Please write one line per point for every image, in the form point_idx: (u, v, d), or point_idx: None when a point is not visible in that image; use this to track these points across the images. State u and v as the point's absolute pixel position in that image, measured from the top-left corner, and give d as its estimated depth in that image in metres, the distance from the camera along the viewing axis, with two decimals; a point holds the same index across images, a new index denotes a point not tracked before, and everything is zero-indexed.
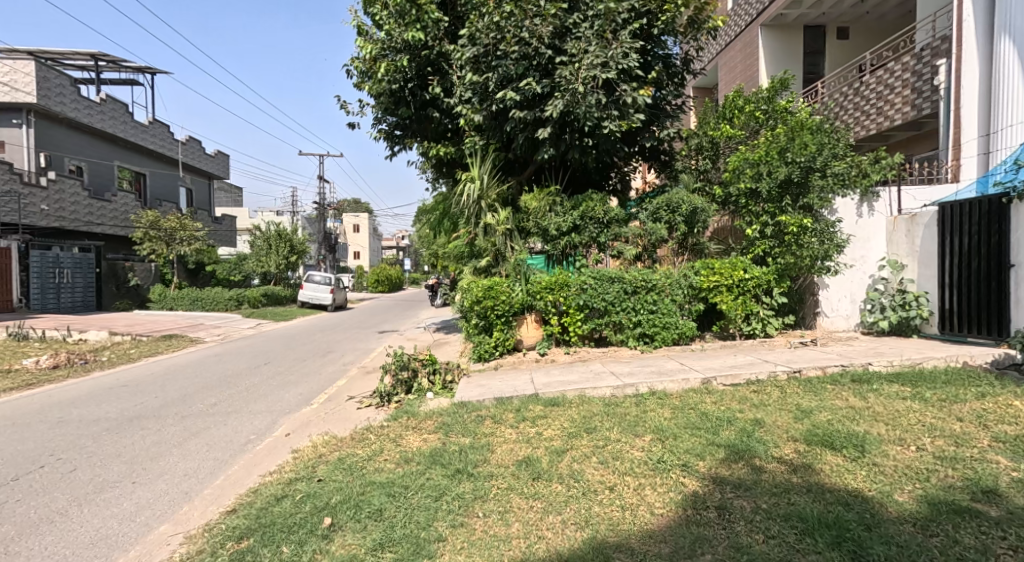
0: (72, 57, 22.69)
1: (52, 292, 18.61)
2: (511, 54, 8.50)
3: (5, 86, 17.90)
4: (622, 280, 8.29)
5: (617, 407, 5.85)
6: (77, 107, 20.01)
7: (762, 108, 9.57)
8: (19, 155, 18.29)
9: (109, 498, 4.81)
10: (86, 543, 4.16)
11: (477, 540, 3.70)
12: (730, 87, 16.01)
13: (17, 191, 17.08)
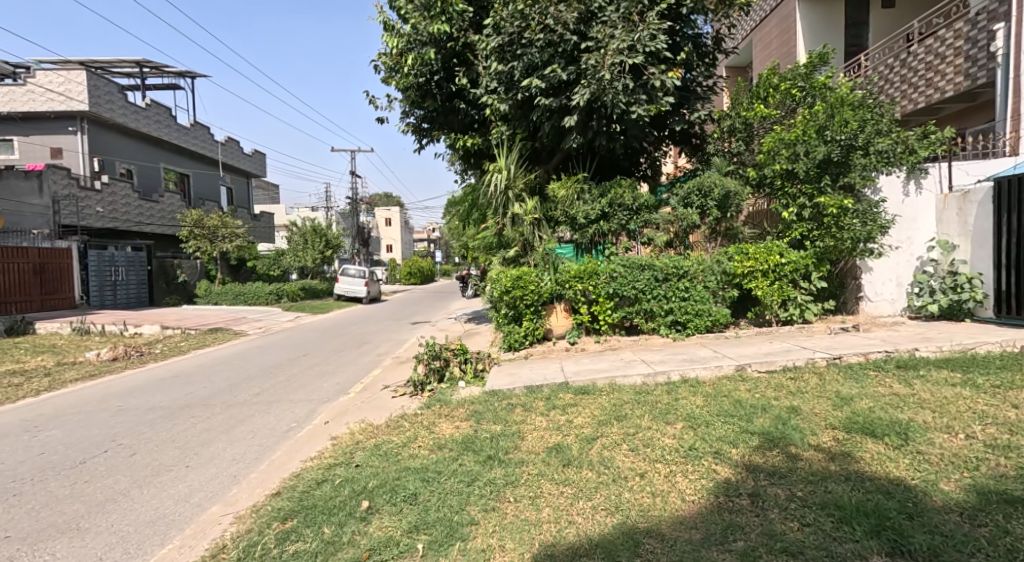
0: (118, 65, 23.42)
1: (109, 288, 19.22)
2: (537, 42, 8.42)
3: (61, 96, 18.62)
4: (653, 268, 8.17)
5: (648, 395, 5.78)
6: (125, 112, 20.66)
7: (799, 85, 9.14)
8: (74, 161, 19.08)
9: (167, 480, 4.99)
10: (146, 521, 4.31)
11: (509, 524, 3.70)
12: (764, 65, 15.52)
13: (74, 194, 17.82)
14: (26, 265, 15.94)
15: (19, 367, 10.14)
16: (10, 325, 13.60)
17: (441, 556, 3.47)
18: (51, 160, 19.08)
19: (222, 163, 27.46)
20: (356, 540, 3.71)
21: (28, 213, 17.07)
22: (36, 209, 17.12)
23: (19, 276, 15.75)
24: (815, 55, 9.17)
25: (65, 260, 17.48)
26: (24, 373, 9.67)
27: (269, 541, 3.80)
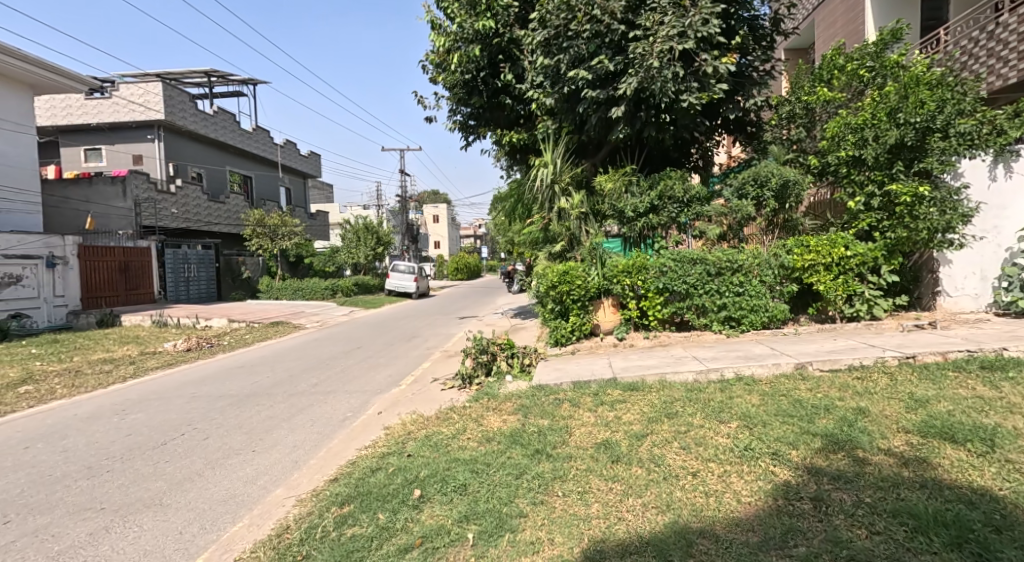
0: (188, 76, 24.69)
1: (183, 284, 20.25)
2: (583, 33, 8.28)
3: (141, 107, 19.75)
4: (704, 261, 7.90)
5: (700, 393, 5.58)
6: (196, 120, 21.69)
7: (869, 64, 8.63)
8: (153, 167, 20.17)
9: (235, 463, 5.18)
10: (218, 499, 4.47)
11: (557, 518, 3.63)
12: (828, 45, 14.73)
13: (154, 198, 18.82)
14: (112, 263, 16.70)
15: (107, 356, 10.80)
16: (100, 316, 14.40)
17: (491, 546, 3.43)
18: (133, 167, 20.28)
19: (280, 164, 28.41)
20: (409, 527, 3.72)
21: (115, 214, 18.06)
22: (122, 212, 18.11)
23: (107, 272, 16.49)
24: (886, 32, 8.60)
25: (146, 257, 18.26)
26: (111, 361, 10.29)
27: (328, 524, 3.86)
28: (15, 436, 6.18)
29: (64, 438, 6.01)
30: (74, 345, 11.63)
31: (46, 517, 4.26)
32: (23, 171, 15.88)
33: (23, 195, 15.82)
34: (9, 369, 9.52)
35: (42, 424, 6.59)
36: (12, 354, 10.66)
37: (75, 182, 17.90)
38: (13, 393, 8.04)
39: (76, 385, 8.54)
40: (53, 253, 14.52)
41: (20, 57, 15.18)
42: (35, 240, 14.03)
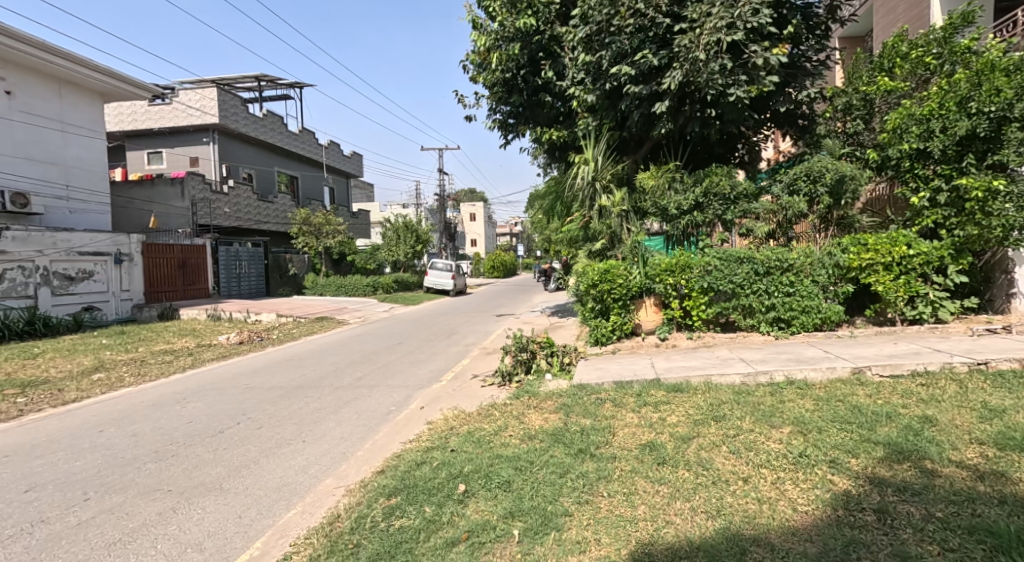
0: (239, 81, 25.56)
1: (234, 280, 20.95)
2: (626, 28, 8.15)
3: (197, 111, 20.59)
4: (752, 260, 7.66)
5: (749, 396, 5.43)
6: (247, 122, 22.42)
7: (936, 51, 8.05)
8: (208, 168, 20.95)
9: (288, 452, 5.31)
10: (272, 487, 4.58)
11: (603, 518, 3.58)
12: (888, 32, 14.03)
13: (209, 198, 19.54)
14: (172, 260, 17.40)
15: (167, 347, 11.28)
16: (160, 310, 15.15)
17: (537, 544, 3.40)
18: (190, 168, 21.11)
19: (325, 165, 29.08)
20: (455, 521, 3.73)
21: (174, 214, 18.87)
22: (181, 212, 18.91)
23: (167, 269, 17.19)
24: (956, 16, 8.05)
25: (204, 255, 18.97)
26: (172, 352, 10.74)
27: (376, 515, 3.91)
28: (89, 420, 6.52)
29: (133, 423, 6.30)
30: (138, 336, 12.20)
31: (121, 496, 4.45)
32: (95, 174, 16.73)
33: (94, 196, 16.68)
34: (82, 357, 10.06)
35: (112, 410, 6.93)
36: (84, 343, 11.27)
37: (139, 183, 18.83)
38: (87, 380, 8.49)
39: (139, 374, 8.94)
40: (121, 251, 15.21)
41: (91, 66, 16.00)
42: (104, 238, 14.76)
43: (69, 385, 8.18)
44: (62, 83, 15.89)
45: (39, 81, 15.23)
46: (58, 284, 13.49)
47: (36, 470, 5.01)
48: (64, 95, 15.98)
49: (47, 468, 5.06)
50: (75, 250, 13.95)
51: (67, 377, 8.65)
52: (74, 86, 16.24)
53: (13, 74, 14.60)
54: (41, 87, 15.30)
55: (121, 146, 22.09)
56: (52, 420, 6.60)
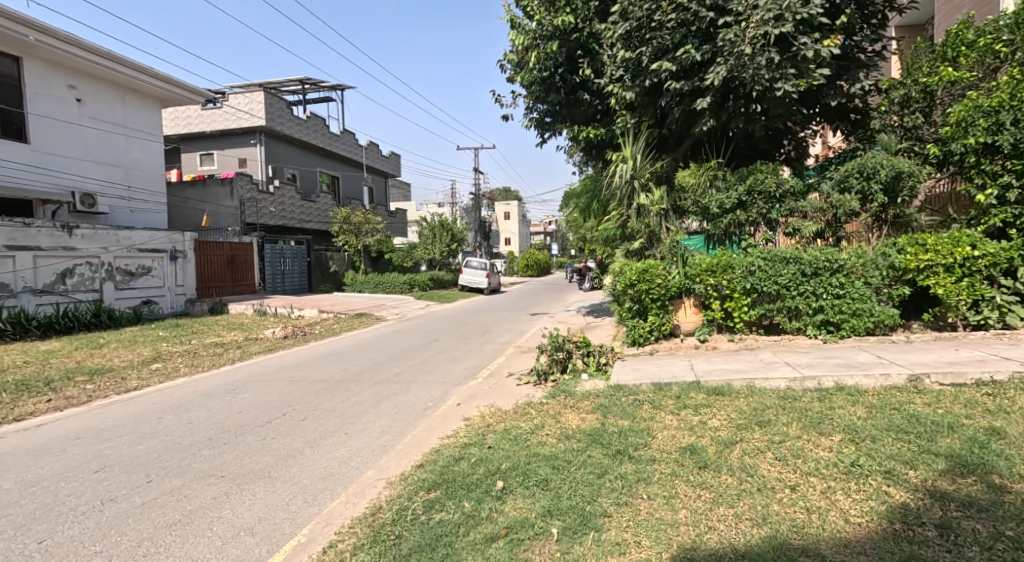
0: (284, 84, 26.25)
1: (279, 277, 21.52)
2: (668, 23, 8.08)
3: (246, 114, 21.32)
4: (799, 260, 7.42)
5: (795, 401, 5.26)
6: (292, 123, 23.03)
7: (1006, 38, 7.63)
8: (255, 169, 21.57)
9: (331, 444, 5.41)
10: (317, 477, 4.67)
11: (644, 520, 3.51)
12: (950, 19, 13.40)
13: (255, 197, 20.14)
14: (223, 257, 17.96)
15: (217, 340, 11.66)
16: (211, 305, 15.65)
17: (576, 543, 3.36)
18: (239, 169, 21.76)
19: (365, 165, 29.59)
20: (493, 517, 3.72)
21: (224, 213, 19.58)
22: (229, 211, 19.56)
23: (217, 265, 17.76)
24: None
25: (253, 251, 19.47)
26: (222, 345, 11.11)
27: (417, 508, 3.94)
28: (149, 407, 6.79)
29: (188, 411, 6.53)
30: (191, 329, 12.67)
31: (179, 479, 4.61)
32: (154, 176, 17.41)
33: (153, 197, 17.36)
34: (142, 348, 10.51)
35: (168, 398, 7.20)
36: (142, 335, 11.76)
37: (193, 183, 19.67)
38: (146, 369, 8.87)
39: (192, 365, 9.28)
40: (176, 248, 15.78)
41: (152, 74, 16.68)
42: (162, 236, 15.35)
43: (130, 373, 8.56)
44: (126, 90, 16.65)
45: (105, 88, 15.98)
46: (121, 279, 14.12)
47: (103, 452, 5.24)
48: (128, 102, 16.74)
49: (113, 451, 5.29)
50: (136, 247, 14.57)
51: (128, 366, 9.06)
52: (137, 93, 16.98)
53: (83, 82, 15.41)
54: (107, 94, 16.08)
55: (176, 148, 23.03)
56: (116, 406, 6.92)
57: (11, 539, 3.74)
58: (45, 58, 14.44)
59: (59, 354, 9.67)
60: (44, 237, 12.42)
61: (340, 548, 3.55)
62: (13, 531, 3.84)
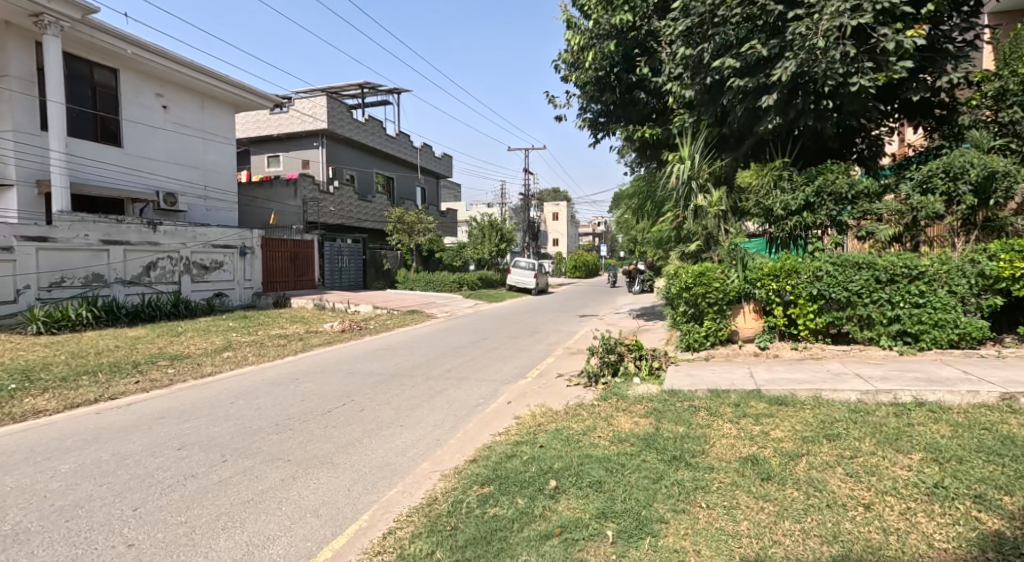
0: (345, 88, 27.02)
1: (337, 274, 22.11)
2: (733, 18, 7.83)
3: (310, 117, 22.12)
4: (873, 266, 7.04)
5: (868, 415, 4.96)
6: (351, 126, 23.70)
7: None
8: (318, 170, 22.40)
9: (388, 435, 5.51)
10: (375, 466, 4.75)
11: (703, 529, 3.39)
12: None
13: (316, 197, 20.83)
14: (287, 253, 18.65)
15: (281, 331, 12.11)
16: (276, 298, 16.29)
17: (632, 547, 3.27)
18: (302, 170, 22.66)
19: (419, 166, 30.16)
20: (547, 515, 3.68)
21: (288, 212, 20.41)
22: (293, 210, 20.36)
23: (281, 262, 18.43)
24: None
25: (313, 248, 20.07)
26: (285, 336, 11.53)
27: (471, 501, 3.94)
28: (221, 392, 7.10)
29: (257, 397, 6.81)
30: (258, 321, 13.21)
31: (251, 460, 4.79)
32: (228, 178, 18.27)
33: (226, 198, 18.22)
34: (214, 337, 11.04)
35: (238, 384, 7.52)
36: (214, 325, 12.35)
37: (260, 184, 20.57)
38: (218, 357, 9.31)
39: (259, 354, 9.67)
40: (245, 244, 16.48)
41: (229, 82, 17.57)
42: (233, 232, 16.08)
43: (205, 360, 9.02)
44: (204, 97, 17.54)
45: (186, 94, 16.89)
46: (196, 273, 14.87)
47: (184, 431, 5.52)
48: (206, 107, 17.63)
49: (192, 430, 5.57)
50: (210, 242, 15.31)
51: (202, 353, 9.54)
52: (213, 98, 17.86)
53: (169, 91, 16.37)
54: (188, 100, 16.98)
55: (245, 150, 24.14)
56: (193, 390, 7.28)
57: (108, 505, 3.98)
58: (137, 69, 15.41)
59: (144, 340, 10.28)
60: (134, 233, 13.34)
61: (399, 536, 3.59)
62: (110, 498, 4.09)
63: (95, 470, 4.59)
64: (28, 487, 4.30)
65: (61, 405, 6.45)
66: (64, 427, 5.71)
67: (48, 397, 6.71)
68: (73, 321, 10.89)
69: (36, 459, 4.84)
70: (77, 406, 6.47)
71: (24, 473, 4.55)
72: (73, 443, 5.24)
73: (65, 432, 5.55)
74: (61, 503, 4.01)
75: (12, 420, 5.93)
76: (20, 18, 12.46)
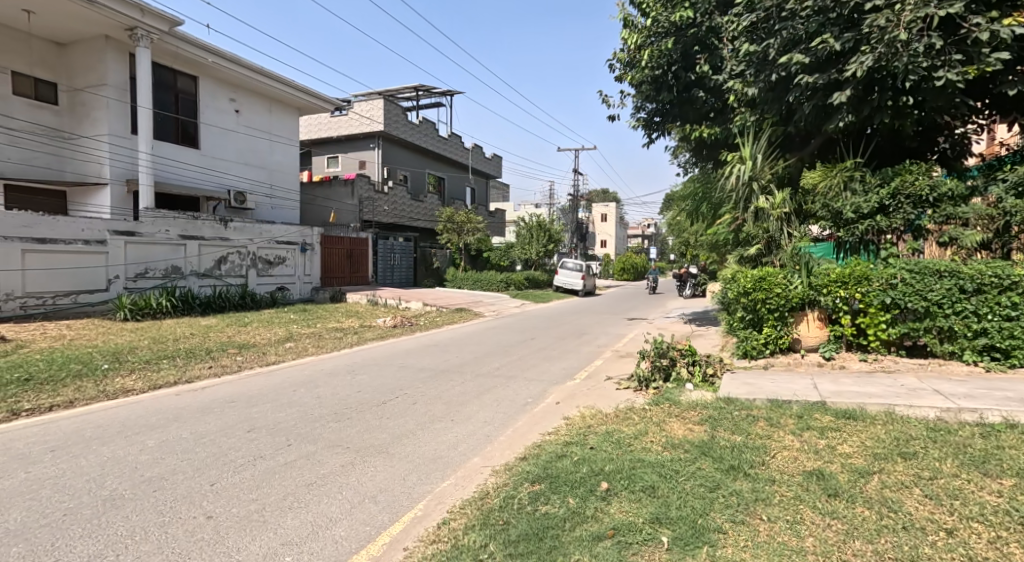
0: (400, 91, 27.57)
1: (388, 272, 22.50)
2: (803, 11, 7.47)
3: (367, 120, 22.73)
4: (957, 275, 6.56)
5: (949, 435, 4.62)
6: (405, 128, 24.19)
7: None
8: (373, 171, 22.93)
9: (440, 428, 5.54)
10: (428, 458, 4.79)
11: (763, 543, 3.23)
12: None
13: (372, 197, 21.39)
14: (343, 250, 19.16)
15: (337, 325, 12.43)
16: (332, 293, 16.77)
17: (689, 555, 3.15)
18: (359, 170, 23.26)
19: (470, 167, 30.46)
20: (599, 517, 3.60)
21: (344, 211, 21.00)
22: (350, 209, 20.97)
23: (337, 259, 18.94)
24: None
25: (368, 246, 20.52)
26: (342, 330, 11.83)
27: (523, 498, 3.90)
28: (285, 381, 7.34)
29: (317, 387, 6.99)
30: (316, 314, 13.64)
31: (313, 446, 4.92)
32: (291, 178, 18.96)
33: (289, 197, 18.90)
34: (277, 328, 11.45)
35: (299, 374, 7.75)
36: (277, 317, 12.82)
37: (319, 183, 21.27)
38: (281, 347, 9.65)
39: (317, 346, 9.95)
40: (306, 241, 17.00)
41: (296, 87, 18.21)
42: (295, 230, 16.64)
43: (269, 349, 9.36)
44: (272, 101, 18.24)
45: (256, 98, 17.60)
46: (261, 268, 15.46)
47: (253, 415, 5.73)
48: (273, 111, 18.32)
49: (259, 415, 5.77)
50: (274, 239, 15.90)
51: (267, 343, 9.92)
52: (280, 103, 18.54)
53: (240, 96, 17.09)
54: (257, 104, 17.68)
55: (306, 151, 24.99)
56: (258, 377, 7.56)
57: (190, 479, 4.17)
58: (214, 75, 16.17)
59: (216, 329, 10.78)
60: (208, 229, 14.00)
61: (453, 526, 3.58)
62: (190, 473, 4.28)
63: (175, 446, 4.83)
64: (121, 458, 4.56)
65: (145, 385, 6.82)
66: (149, 406, 6.04)
67: (133, 378, 7.12)
68: (155, 309, 11.53)
69: (127, 433, 5.13)
70: (159, 387, 6.83)
71: (117, 445, 4.83)
72: (157, 420, 5.54)
73: (150, 410, 5.87)
74: (149, 474, 4.23)
75: (104, 397, 6.32)
76: (117, 31, 13.34)
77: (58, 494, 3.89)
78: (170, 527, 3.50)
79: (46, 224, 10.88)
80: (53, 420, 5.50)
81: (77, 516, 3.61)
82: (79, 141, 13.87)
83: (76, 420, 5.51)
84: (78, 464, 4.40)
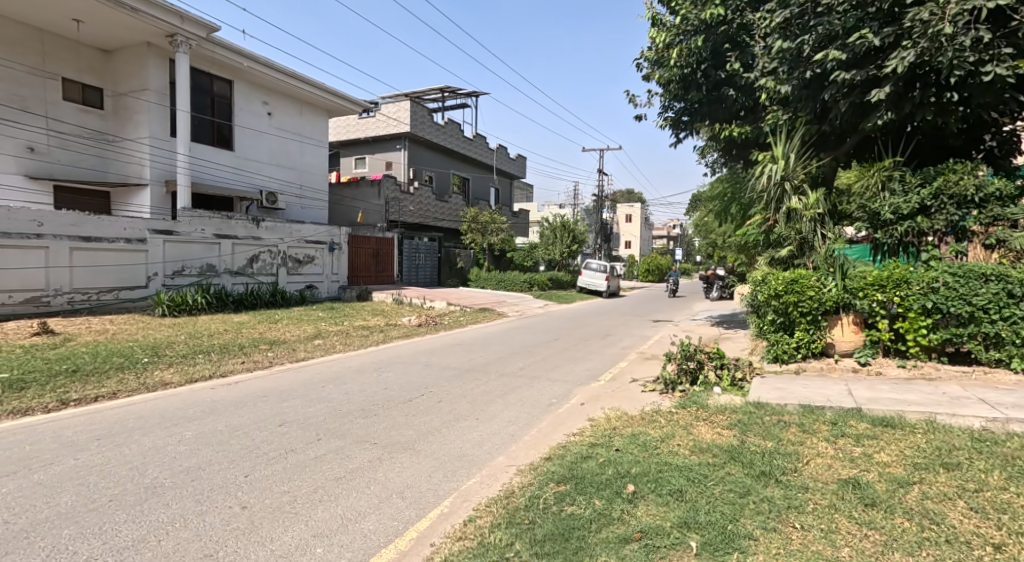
0: (427, 93, 27.76)
1: (413, 271, 22.63)
2: (840, 6, 7.25)
3: (394, 121, 22.94)
4: (1005, 279, 6.28)
5: (994, 446, 4.39)
6: (431, 129, 24.33)
7: None
8: (399, 171, 23.11)
9: (465, 427, 5.51)
10: (454, 456, 4.75)
11: (798, 551, 3.11)
12: None
13: (398, 197, 21.60)
14: (369, 250, 19.35)
15: (363, 323, 12.53)
16: (359, 292, 16.92)
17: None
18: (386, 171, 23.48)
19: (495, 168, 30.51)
20: (626, 519, 3.51)
21: (371, 211, 21.23)
22: (376, 209, 21.18)
23: (364, 258, 19.13)
24: None
25: (394, 246, 20.68)
26: (368, 328, 11.92)
27: (548, 498, 3.84)
28: (314, 376, 7.42)
29: (345, 383, 7.04)
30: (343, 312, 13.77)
31: (341, 441, 4.93)
32: (320, 178, 19.20)
33: (318, 197, 19.15)
34: (306, 325, 11.60)
35: (327, 370, 7.82)
36: (306, 314, 12.99)
37: (347, 184, 21.55)
38: (310, 343, 9.78)
39: (345, 343, 10.04)
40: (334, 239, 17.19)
41: (326, 89, 18.43)
42: (325, 229, 16.83)
43: (299, 346, 9.48)
44: (303, 104, 18.50)
45: (287, 100, 17.86)
46: (291, 265, 15.68)
47: (284, 409, 5.79)
48: (304, 113, 18.56)
49: (290, 409, 5.83)
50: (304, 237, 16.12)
51: (297, 340, 10.05)
52: (311, 105, 18.80)
53: (273, 98, 17.36)
54: (288, 106, 17.94)
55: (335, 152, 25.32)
56: (289, 372, 7.66)
57: (225, 470, 4.21)
58: (248, 79, 16.46)
59: (248, 325, 10.98)
60: (241, 227, 14.26)
61: (479, 525, 3.54)
62: (225, 464, 4.33)
63: (211, 437, 4.90)
64: (161, 447, 4.64)
65: (182, 378, 6.97)
66: (185, 398, 6.16)
67: (170, 371, 7.28)
68: (190, 305, 11.78)
69: (166, 424, 5.23)
70: (194, 381, 6.96)
71: (157, 435, 4.92)
72: (194, 412, 5.63)
73: (186, 402, 5.98)
74: (187, 464, 4.29)
75: (145, 389, 6.47)
76: (159, 38, 13.71)
77: (104, 481, 3.97)
78: (206, 516, 3.54)
79: (92, 223, 11.22)
80: (99, 410, 5.64)
81: (121, 502, 3.67)
82: (124, 143, 14.31)
83: (122, 410, 5.65)
84: (122, 453, 4.49)
